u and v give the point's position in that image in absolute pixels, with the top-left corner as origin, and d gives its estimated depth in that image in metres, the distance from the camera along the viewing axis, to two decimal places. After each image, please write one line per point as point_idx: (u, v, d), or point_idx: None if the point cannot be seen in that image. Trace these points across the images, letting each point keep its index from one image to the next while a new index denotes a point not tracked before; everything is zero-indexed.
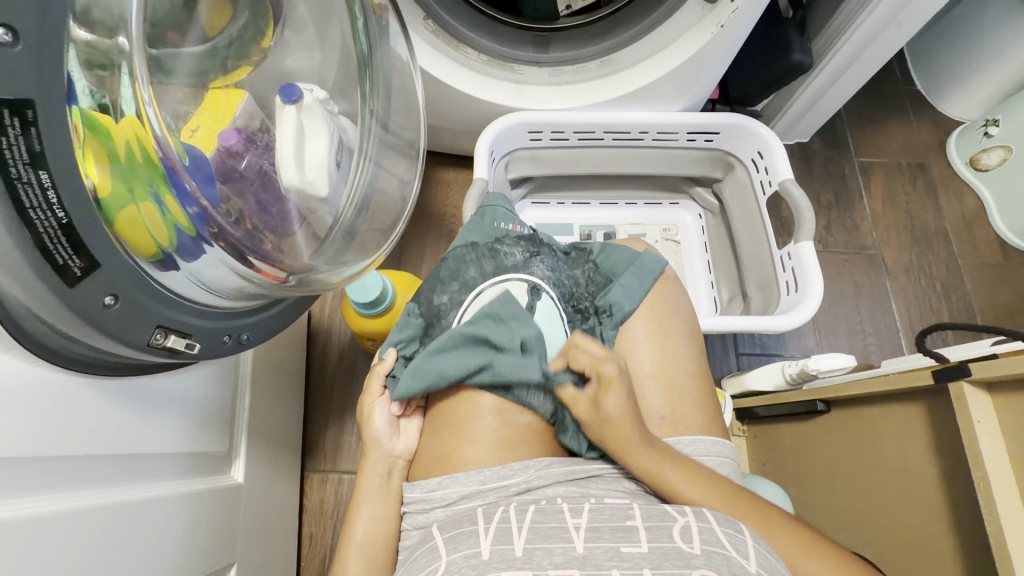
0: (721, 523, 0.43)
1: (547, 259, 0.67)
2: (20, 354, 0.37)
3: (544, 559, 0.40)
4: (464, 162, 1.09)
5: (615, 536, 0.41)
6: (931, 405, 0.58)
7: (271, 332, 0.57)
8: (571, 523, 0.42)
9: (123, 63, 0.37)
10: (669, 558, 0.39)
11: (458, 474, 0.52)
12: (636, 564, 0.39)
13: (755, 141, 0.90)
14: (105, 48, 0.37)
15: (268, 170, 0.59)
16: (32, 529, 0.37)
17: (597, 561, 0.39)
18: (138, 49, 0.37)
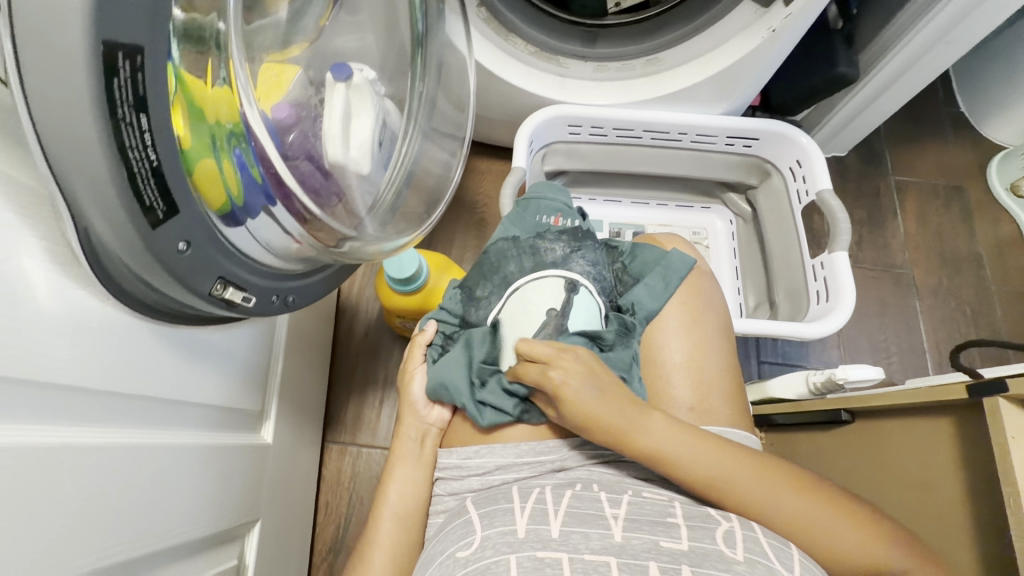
0: (766, 534, 0.44)
1: (590, 253, 0.66)
2: (94, 292, 0.39)
3: (580, 543, 0.41)
4: (498, 152, 1.11)
5: (655, 530, 0.43)
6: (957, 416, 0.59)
7: (315, 297, 0.60)
8: (608, 512, 0.44)
9: (216, 38, 0.43)
10: (711, 559, 0.40)
11: (495, 446, 0.54)
12: (674, 559, 0.40)
13: (794, 149, 0.90)
14: (202, 23, 0.42)
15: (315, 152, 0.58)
16: (92, 458, 0.39)
17: (633, 551, 0.41)
18: (232, 27, 0.42)
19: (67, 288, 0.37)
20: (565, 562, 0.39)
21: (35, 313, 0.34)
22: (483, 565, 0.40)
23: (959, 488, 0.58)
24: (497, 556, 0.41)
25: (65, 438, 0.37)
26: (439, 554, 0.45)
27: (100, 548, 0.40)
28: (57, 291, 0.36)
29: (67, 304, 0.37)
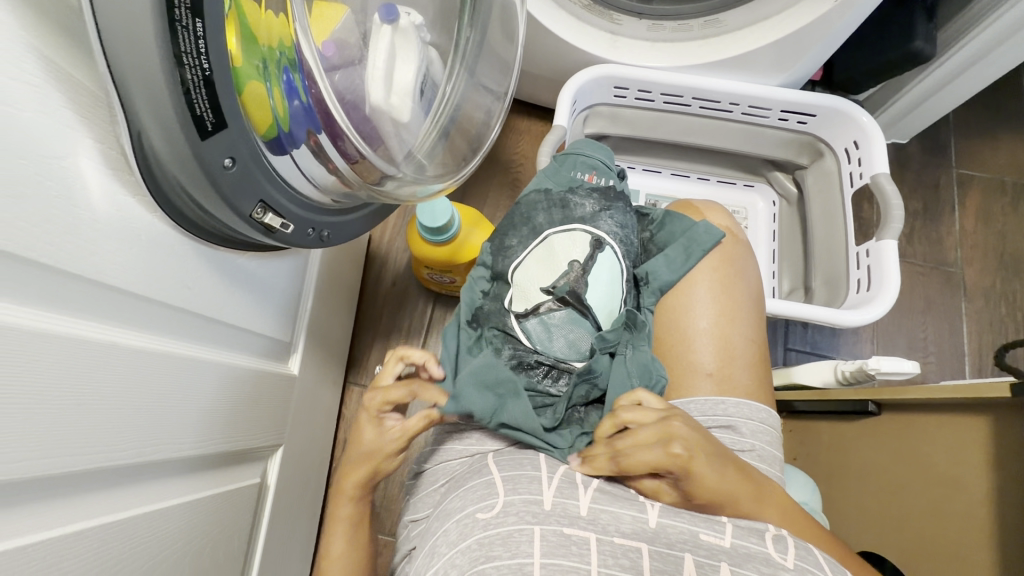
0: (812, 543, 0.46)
1: (619, 215, 0.64)
2: (143, 202, 0.40)
3: (610, 526, 0.43)
4: (539, 112, 1.08)
5: (696, 521, 0.45)
6: (1000, 415, 0.56)
7: (349, 236, 0.61)
8: (647, 498, 0.47)
9: None
10: (753, 561, 0.43)
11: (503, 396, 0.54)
12: (712, 553, 0.43)
13: (852, 129, 0.85)
14: None
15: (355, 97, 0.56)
16: (136, 360, 0.41)
17: (668, 541, 0.43)
18: None
19: (119, 193, 0.38)
20: (592, 544, 0.41)
21: (88, 213, 0.36)
22: (505, 531, 0.41)
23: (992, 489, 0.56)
24: (519, 524, 0.42)
25: (111, 336, 0.39)
26: (458, 509, 0.45)
27: (139, 446, 0.43)
28: (108, 193, 0.37)
29: (118, 210, 0.38)
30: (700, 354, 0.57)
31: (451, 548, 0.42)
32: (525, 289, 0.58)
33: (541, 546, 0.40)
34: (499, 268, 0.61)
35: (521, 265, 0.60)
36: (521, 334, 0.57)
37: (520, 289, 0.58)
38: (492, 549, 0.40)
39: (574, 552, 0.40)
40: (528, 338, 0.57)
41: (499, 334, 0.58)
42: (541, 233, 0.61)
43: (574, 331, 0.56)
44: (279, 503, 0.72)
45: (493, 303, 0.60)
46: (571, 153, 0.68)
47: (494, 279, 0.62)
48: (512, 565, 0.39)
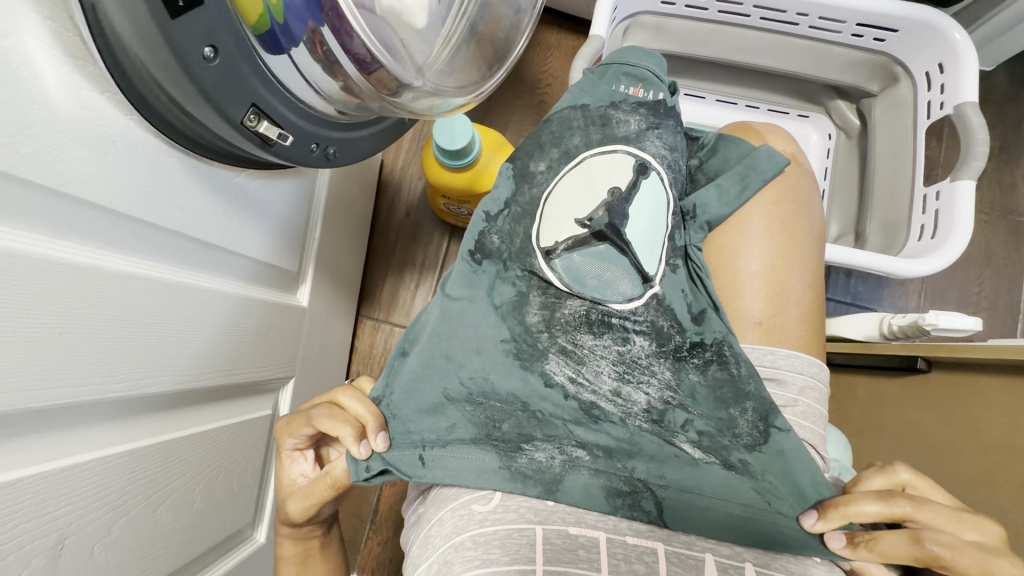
0: None
1: (669, 135, 0.57)
2: (117, 103, 0.34)
3: (621, 524, 0.44)
4: (571, 23, 0.95)
5: None
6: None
7: (358, 156, 0.55)
8: None
9: None
10: (779, 559, 0.44)
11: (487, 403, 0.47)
12: (737, 554, 0.44)
13: (938, 48, 0.72)
14: None
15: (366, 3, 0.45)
16: (123, 286, 0.37)
17: (686, 539, 0.44)
18: None
19: (83, 88, 0.31)
20: (602, 544, 0.42)
21: (45, 109, 0.29)
22: (505, 530, 0.42)
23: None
24: (521, 520, 0.43)
25: (92, 258, 0.34)
26: (454, 495, 0.46)
27: (137, 377, 0.40)
28: (70, 88, 0.31)
29: (83, 109, 0.32)
30: (750, 298, 0.52)
31: (446, 541, 0.43)
32: (557, 223, 0.52)
33: (543, 552, 0.41)
34: (523, 198, 0.55)
35: (553, 193, 0.54)
36: (550, 273, 0.51)
37: (551, 221, 0.52)
38: (490, 550, 0.41)
39: (581, 557, 0.41)
40: (562, 279, 0.51)
41: (511, 282, 0.52)
42: (576, 158, 0.55)
43: (613, 271, 0.51)
44: None
45: (509, 241, 0.53)
46: (612, 66, 0.59)
47: (512, 208, 0.54)
48: (513, 570, 0.40)
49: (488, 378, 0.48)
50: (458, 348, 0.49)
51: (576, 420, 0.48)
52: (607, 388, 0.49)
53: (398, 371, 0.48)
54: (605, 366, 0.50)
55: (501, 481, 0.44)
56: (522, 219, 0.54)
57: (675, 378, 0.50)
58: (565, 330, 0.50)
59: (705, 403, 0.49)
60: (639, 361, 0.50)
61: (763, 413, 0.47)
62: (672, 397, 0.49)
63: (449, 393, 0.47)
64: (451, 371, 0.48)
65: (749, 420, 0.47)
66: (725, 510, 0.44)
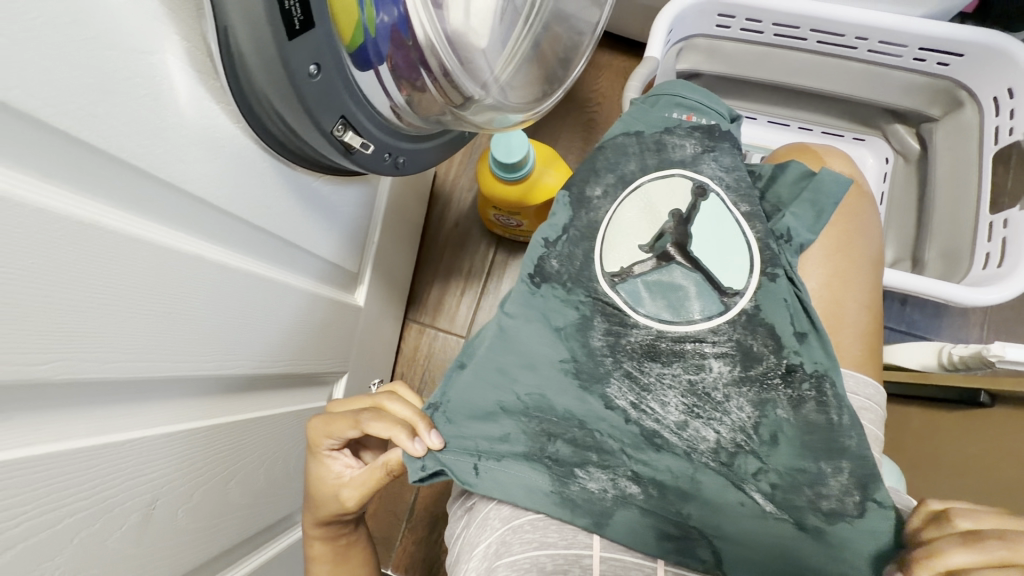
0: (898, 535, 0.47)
1: (726, 157, 0.57)
2: (229, 112, 0.38)
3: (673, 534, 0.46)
4: (624, 45, 0.98)
5: None
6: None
7: (423, 165, 0.58)
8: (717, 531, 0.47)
9: None
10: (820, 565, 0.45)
11: (548, 420, 0.48)
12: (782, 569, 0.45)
13: (1007, 73, 0.71)
14: None
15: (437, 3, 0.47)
16: (220, 275, 0.41)
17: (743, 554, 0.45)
18: None
19: (204, 98, 0.36)
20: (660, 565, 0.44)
21: (175, 117, 0.34)
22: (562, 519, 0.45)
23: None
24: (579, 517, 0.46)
25: (197, 249, 0.39)
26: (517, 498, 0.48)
27: (220, 358, 0.44)
28: (195, 98, 0.35)
29: (204, 118, 0.36)
30: None
31: (503, 524, 0.46)
32: (619, 250, 0.54)
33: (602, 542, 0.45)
34: (581, 223, 0.56)
35: (614, 215, 0.56)
36: (615, 297, 0.52)
37: (611, 242, 0.54)
38: (548, 533, 0.44)
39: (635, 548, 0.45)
40: (624, 301, 0.52)
41: (574, 305, 0.52)
42: (634, 183, 0.57)
43: (681, 292, 0.52)
44: None
45: (567, 262, 0.54)
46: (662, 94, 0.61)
47: (564, 231, 0.55)
48: (570, 553, 0.43)
49: (545, 395, 0.48)
50: (514, 364, 0.49)
51: (636, 445, 0.48)
52: (673, 419, 0.49)
53: (452, 380, 0.49)
54: (673, 397, 0.49)
55: (549, 505, 0.45)
56: (580, 245, 0.55)
57: (756, 415, 0.49)
58: (630, 356, 0.50)
59: (785, 451, 0.47)
60: (712, 393, 0.49)
61: (862, 480, 0.46)
62: (745, 441, 0.48)
63: (499, 405, 0.48)
64: (510, 386, 0.49)
65: (841, 482, 0.46)
66: (775, 553, 0.45)
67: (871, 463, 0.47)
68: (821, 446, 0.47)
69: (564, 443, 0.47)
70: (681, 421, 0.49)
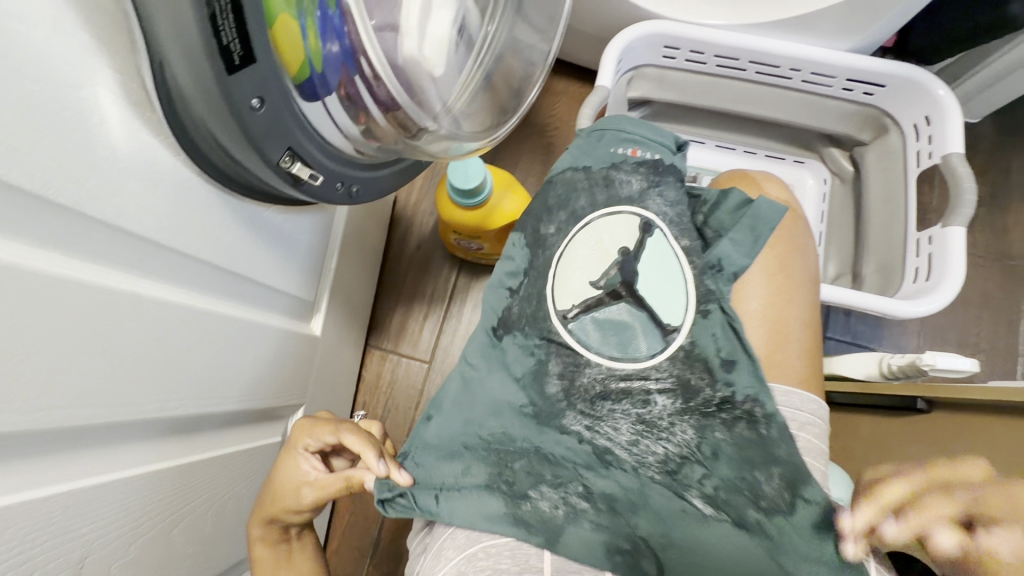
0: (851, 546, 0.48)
1: (670, 191, 0.60)
2: (169, 145, 0.37)
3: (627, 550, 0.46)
4: (578, 72, 1.01)
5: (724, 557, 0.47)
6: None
7: (378, 194, 0.58)
8: None
9: None
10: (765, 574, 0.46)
11: (507, 458, 0.50)
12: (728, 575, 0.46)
13: (925, 102, 0.77)
14: None
15: (387, 33, 0.49)
16: (160, 311, 0.39)
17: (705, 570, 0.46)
18: None
19: (140, 131, 0.35)
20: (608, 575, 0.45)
21: (109, 151, 0.33)
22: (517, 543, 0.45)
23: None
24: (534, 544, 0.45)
25: (133, 285, 0.37)
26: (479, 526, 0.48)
27: (163, 399, 0.42)
28: (131, 133, 0.34)
29: (141, 151, 0.35)
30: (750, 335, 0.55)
31: (458, 552, 0.46)
32: (570, 288, 0.55)
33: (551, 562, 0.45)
34: (538, 261, 0.59)
35: (564, 253, 0.57)
36: (569, 335, 0.54)
37: (564, 282, 0.56)
38: (501, 560, 0.44)
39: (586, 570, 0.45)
40: (575, 340, 0.54)
41: (530, 351, 0.55)
42: (583, 220, 0.58)
43: (629, 328, 0.53)
44: None
45: (525, 307, 0.57)
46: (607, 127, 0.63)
47: (528, 271, 0.59)
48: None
49: (506, 433, 0.52)
50: (477, 412, 0.53)
51: (589, 465, 0.50)
52: (624, 438, 0.51)
53: (422, 431, 0.53)
54: (625, 423, 0.51)
55: (503, 526, 0.46)
56: (534, 287, 0.57)
57: (697, 436, 0.50)
58: (582, 397, 0.52)
59: (726, 465, 0.49)
60: (659, 420, 0.51)
61: (790, 480, 0.48)
62: (690, 455, 0.50)
63: (460, 444, 0.51)
64: (472, 425, 0.52)
65: (774, 486, 0.48)
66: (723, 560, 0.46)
67: (802, 467, 0.48)
68: (757, 457, 0.49)
69: (518, 471, 0.49)
70: (630, 442, 0.51)
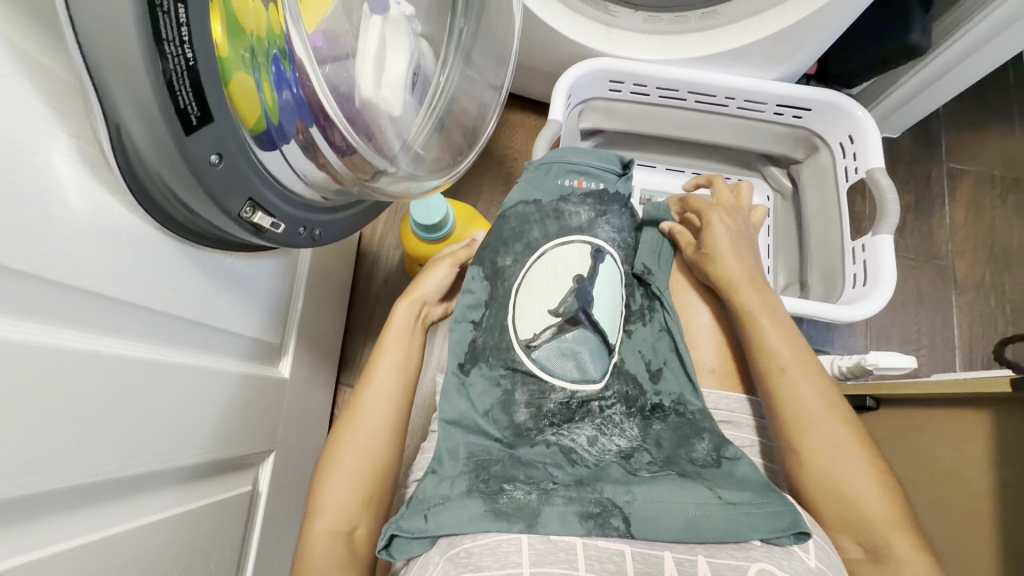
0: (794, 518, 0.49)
1: (615, 219, 0.66)
2: (127, 203, 0.38)
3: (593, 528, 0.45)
4: (532, 106, 1.06)
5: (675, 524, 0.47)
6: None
7: (340, 235, 0.59)
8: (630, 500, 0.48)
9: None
10: (727, 547, 0.45)
11: (485, 467, 0.50)
12: (691, 549, 0.45)
13: (847, 123, 0.84)
14: None
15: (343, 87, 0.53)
16: (119, 367, 0.39)
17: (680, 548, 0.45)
18: None
19: (97, 192, 0.35)
20: (579, 548, 0.44)
21: (66, 213, 0.33)
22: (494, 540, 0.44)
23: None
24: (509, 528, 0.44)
25: (91, 344, 0.36)
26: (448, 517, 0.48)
27: (124, 458, 0.41)
28: (87, 192, 0.35)
29: (98, 210, 0.36)
30: (703, 349, 0.64)
31: (441, 555, 0.44)
32: (531, 316, 0.57)
33: (529, 556, 0.42)
34: (498, 293, 0.60)
35: (523, 284, 0.59)
36: (534, 366, 0.56)
37: (525, 313, 0.58)
38: (482, 558, 0.42)
39: (562, 557, 0.43)
40: (540, 369, 0.56)
41: (496, 382, 0.56)
42: (539, 250, 0.61)
43: (583, 352, 0.57)
44: (272, 510, 0.70)
45: (492, 336, 0.58)
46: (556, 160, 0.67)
47: (488, 305, 0.61)
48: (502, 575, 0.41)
49: (480, 451, 0.52)
50: (451, 438, 0.54)
51: (557, 462, 0.51)
52: (585, 439, 0.54)
53: (428, 484, 0.50)
54: (587, 430, 0.55)
55: (486, 524, 0.44)
56: (498, 316, 0.59)
57: (640, 431, 0.56)
58: (551, 420, 0.54)
59: (666, 446, 0.55)
60: (609, 415, 0.57)
61: (717, 444, 0.54)
62: (638, 445, 0.55)
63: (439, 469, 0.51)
64: (447, 451, 0.53)
65: (704, 450, 0.54)
66: (683, 512, 0.46)
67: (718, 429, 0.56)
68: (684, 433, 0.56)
69: (491, 472, 0.49)
70: (592, 443, 0.54)
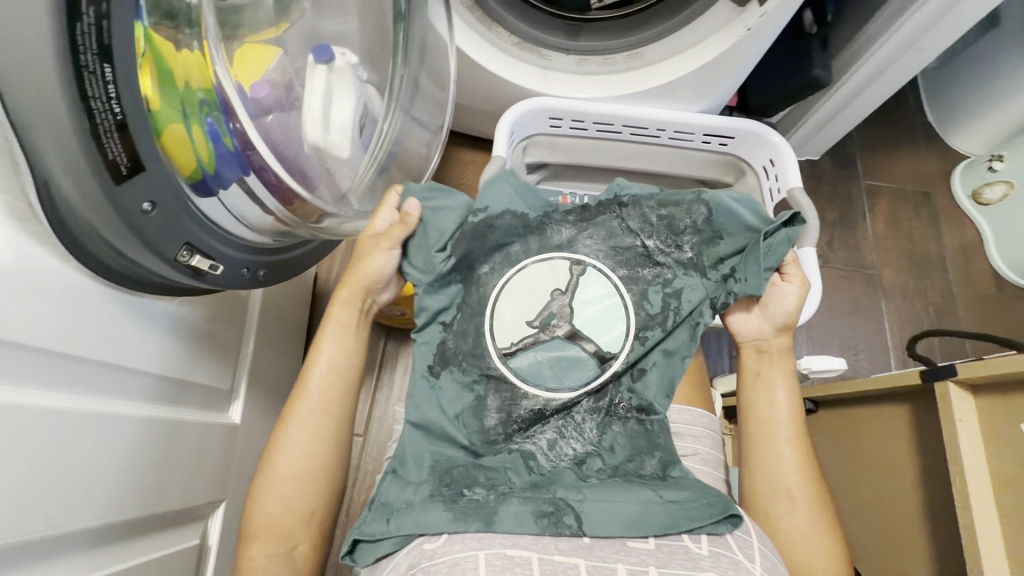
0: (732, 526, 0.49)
1: (603, 230, 0.61)
2: (57, 253, 0.38)
3: (550, 545, 0.45)
4: (481, 143, 1.11)
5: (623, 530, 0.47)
6: (943, 392, 0.57)
7: (285, 275, 0.60)
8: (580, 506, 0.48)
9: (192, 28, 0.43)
10: (677, 557, 0.45)
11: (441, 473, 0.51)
12: (642, 560, 0.44)
13: (768, 148, 0.92)
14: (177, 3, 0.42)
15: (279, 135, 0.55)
16: (49, 421, 0.38)
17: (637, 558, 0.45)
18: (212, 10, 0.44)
19: (23, 244, 0.36)
20: (535, 562, 0.43)
21: None
22: (452, 560, 0.43)
23: (986, 471, 0.55)
24: (466, 550, 0.44)
25: (18, 398, 0.35)
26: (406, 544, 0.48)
27: (55, 516, 0.39)
28: (11, 244, 0.35)
29: (24, 262, 0.36)
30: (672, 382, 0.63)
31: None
32: (508, 325, 0.57)
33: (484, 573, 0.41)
34: (472, 299, 0.59)
35: (499, 296, 0.58)
36: (509, 374, 0.56)
37: (502, 322, 0.57)
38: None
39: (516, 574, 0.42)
40: (517, 374, 0.56)
41: (469, 388, 0.57)
42: (517, 262, 0.60)
43: (563, 361, 0.57)
44: (225, 565, 0.67)
45: (461, 340, 0.58)
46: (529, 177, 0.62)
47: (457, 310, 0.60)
48: None
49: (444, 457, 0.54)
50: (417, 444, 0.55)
51: (519, 470, 0.52)
52: (545, 442, 0.55)
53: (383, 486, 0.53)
54: (549, 434, 0.55)
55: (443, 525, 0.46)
56: (468, 323, 0.58)
57: (597, 433, 0.56)
58: (518, 425, 0.55)
59: (619, 453, 0.55)
60: (574, 417, 0.56)
61: (666, 463, 0.55)
62: (593, 448, 0.55)
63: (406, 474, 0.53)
64: (413, 457, 0.54)
65: (652, 466, 0.55)
66: (630, 510, 0.47)
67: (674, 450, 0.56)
68: (642, 445, 0.56)
69: (450, 482, 0.50)
70: (554, 446, 0.55)
